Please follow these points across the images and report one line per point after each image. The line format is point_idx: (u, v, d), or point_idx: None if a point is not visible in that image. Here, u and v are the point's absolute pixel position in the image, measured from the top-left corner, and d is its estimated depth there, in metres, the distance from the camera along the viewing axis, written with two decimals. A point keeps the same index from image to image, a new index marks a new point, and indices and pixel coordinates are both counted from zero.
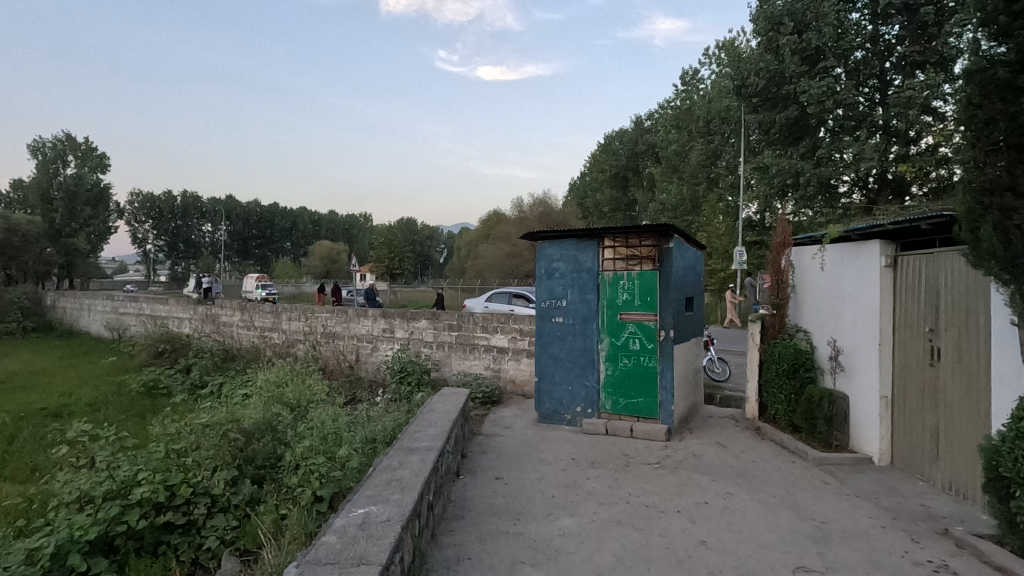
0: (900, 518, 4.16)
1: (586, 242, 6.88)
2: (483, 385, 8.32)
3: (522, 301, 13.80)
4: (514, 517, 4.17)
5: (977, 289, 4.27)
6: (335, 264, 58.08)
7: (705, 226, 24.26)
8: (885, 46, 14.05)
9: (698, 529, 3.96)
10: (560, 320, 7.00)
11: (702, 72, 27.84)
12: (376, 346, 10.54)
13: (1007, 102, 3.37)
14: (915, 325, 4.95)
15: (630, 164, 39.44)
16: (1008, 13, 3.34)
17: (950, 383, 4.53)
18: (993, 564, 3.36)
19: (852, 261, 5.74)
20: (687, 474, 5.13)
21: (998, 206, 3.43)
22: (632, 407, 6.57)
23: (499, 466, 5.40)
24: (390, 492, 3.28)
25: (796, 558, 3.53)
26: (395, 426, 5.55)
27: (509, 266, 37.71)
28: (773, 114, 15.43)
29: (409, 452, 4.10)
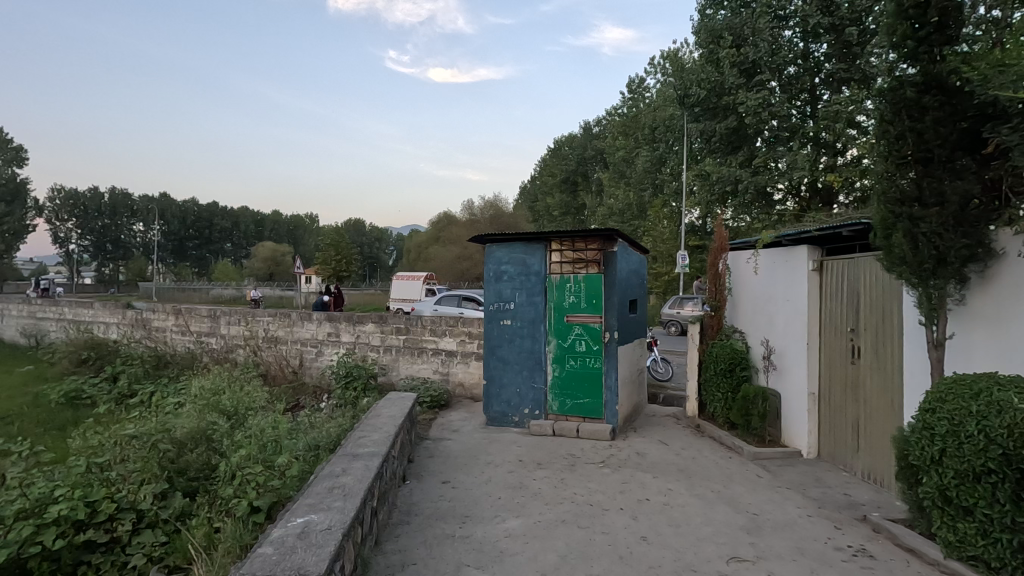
0: (824, 507, 4.43)
1: (533, 245, 6.94)
2: (431, 389, 8.25)
3: (472, 304, 13.79)
4: (461, 521, 4.16)
5: (891, 291, 4.59)
6: (278, 266, 56.08)
7: (650, 229, 24.96)
8: (814, 63, 14.91)
9: (639, 525, 4.08)
10: (508, 322, 7.03)
11: (647, 81, 28.72)
12: (321, 351, 10.26)
13: (914, 119, 3.65)
14: (839, 326, 5.28)
15: (580, 169, 40.19)
16: (915, 38, 3.64)
17: (868, 380, 4.86)
18: (904, 545, 3.64)
19: (783, 265, 6.06)
20: (631, 473, 5.26)
21: (907, 215, 3.73)
22: (579, 408, 6.69)
23: (447, 470, 5.37)
24: (332, 500, 3.21)
25: (730, 549, 3.69)
26: (340, 432, 5.42)
27: (460, 269, 37.68)
28: (714, 123, 16.10)
29: (354, 458, 4.03)
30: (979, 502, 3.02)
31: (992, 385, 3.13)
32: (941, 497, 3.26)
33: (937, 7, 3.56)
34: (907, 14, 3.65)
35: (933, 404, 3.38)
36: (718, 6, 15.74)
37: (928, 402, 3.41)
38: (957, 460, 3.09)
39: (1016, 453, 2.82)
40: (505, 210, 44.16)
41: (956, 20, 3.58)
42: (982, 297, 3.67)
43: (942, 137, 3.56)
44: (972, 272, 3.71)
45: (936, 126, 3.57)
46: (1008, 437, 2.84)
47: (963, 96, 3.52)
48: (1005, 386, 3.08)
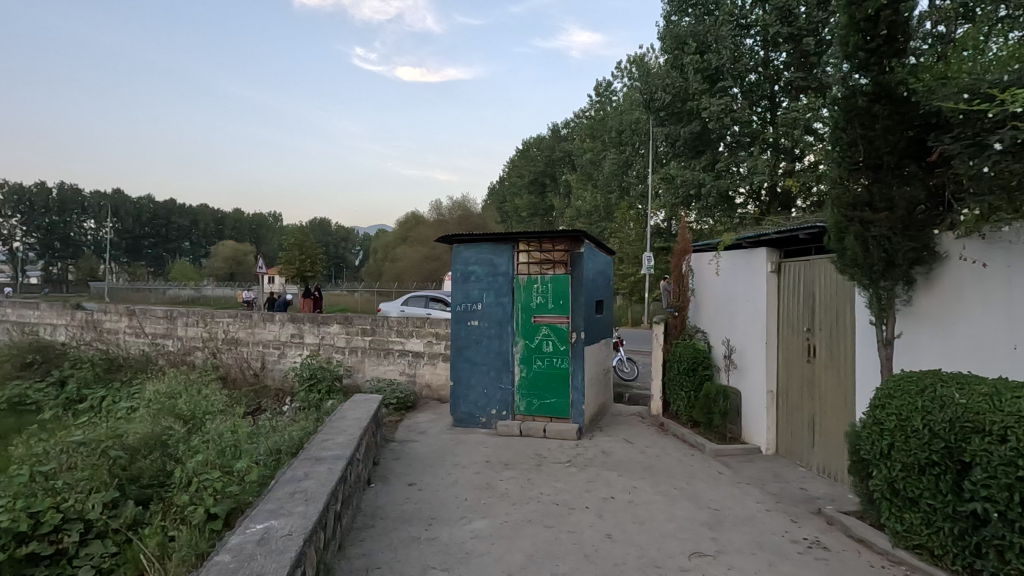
0: (782, 501, 4.57)
1: (501, 245, 6.94)
2: (397, 391, 8.16)
3: (439, 305, 13.70)
4: (427, 523, 4.12)
5: (844, 292, 4.77)
6: (239, 266, 54.59)
7: (617, 231, 25.32)
8: (774, 71, 15.34)
9: (604, 523, 4.12)
10: (475, 323, 7.01)
11: (614, 84, 29.10)
12: (284, 353, 10.03)
13: (865, 127, 3.80)
14: (796, 325, 5.46)
15: (548, 170, 40.40)
16: (866, 49, 3.79)
17: (823, 378, 5.04)
18: (856, 536, 3.79)
19: (743, 267, 6.23)
20: (597, 471, 5.32)
21: (859, 219, 3.89)
22: (546, 408, 6.72)
23: (413, 472, 5.32)
24: (293, 505, 3.14)
25: (692, 545, 3.77)
26: (303, 435, 5.30)
27: (428, 269, 37.46)
28: (678, 128, 16.44)
29: (317, 462, 3.94)
30: (924, 493, 3.16)
31: (936, 381, 3.29)
32: (890, 489, 3.40)
33: (886, 21, 3.70)
34: (859, 27, 3.80)
35: (883, 400, 3.52)
36: (682, 13, 16.07)
37: (878, 399, 3.56)
38: (904, 453, 3.24)
39: (957, 446, 2.96)
40: (473, 210, 44.07)
41: (904, 33, 3.74)
42: (928, 299, 3.87)
43: (890, 145, 3.72)
44: (918, 274, 3.90)
45: (886, 134, 3.72)
46: (951, 431, 2.98)
47: (910, 106, 3.68)
48: (948, 382, 3.24)
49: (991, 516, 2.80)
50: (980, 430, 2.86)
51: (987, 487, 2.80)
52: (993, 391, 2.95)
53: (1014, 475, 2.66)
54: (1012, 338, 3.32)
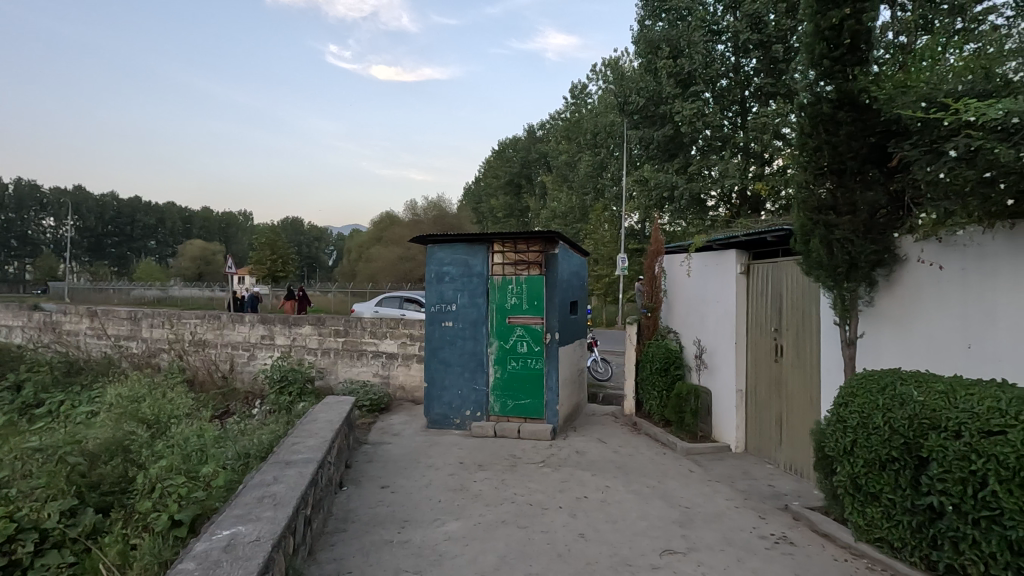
0: (751, 498, 4.67)
1: (475, 246, 6.93)
2: (371, 392, 8.06)
3: (414, 305, 13.61)
4: (400, 526, 4.09)
5: (810, 293, 4.90)
6: (208, 265, 53.29)
7: (592, 232, 25.50)
8: (744, 77, 15.63)
9: (578, 523, 4.14)
10: (449, 324, 6.98)
11: (589, 87, 29.34)
12: (253, 355, 9.81)
13: (830, 133, 3.91)
14: (764, 326, 5.59)
15: (524, 171, 40.45)
16: (830, 57, 3.91)
17: (790, 376, 5.17)
18: (821, 531, 3.90)
19: (714, 269, 6.34)
20: (570, 471, 5.35)
21: (823, 222, 4.01)
22: (520, 408, 6.73)
23: (386, 474, 5.27)
24: (261, 510, 3.07)
25: (663, 542, 3.82)
26: (272, 439, 5.20)
27: (403, 270, 37.16)
28: (652, 131, 16.68)
29: (286, 465, 3.87)
30: (885, 488, 3.27)
31: (896, 380, 3.41)
32: (853, 484, 3.51)
33: (849, 30, 3.83)
34: (824, 35, 3.91)
35: (846, 399, 3.63)
36: (655, 18, 16.23)
37: (842, 397, 3.66)
38: (866, 449, 3.35)
39: (915, 442, 3.06)
40: (449, 211, 43.91)
41: (867, 42, 3.87)
42: (888, 299, 4.00)
43: (853, 151, 3.84)
44: (879, 276, 4.04)
45: (849, 140, 3.83)
46: (909, 428, 3.09)
47: (872, 113, 3.80)
48: (908, 380, 3.35)
49: (947, 509, 2.91)
50: (936, 427, 2.97)
51: (943, 481, 2.90)
52: (949, 389, 3.07)
53: (967, 469, 2.77)
54: (966, 337, 3.47)
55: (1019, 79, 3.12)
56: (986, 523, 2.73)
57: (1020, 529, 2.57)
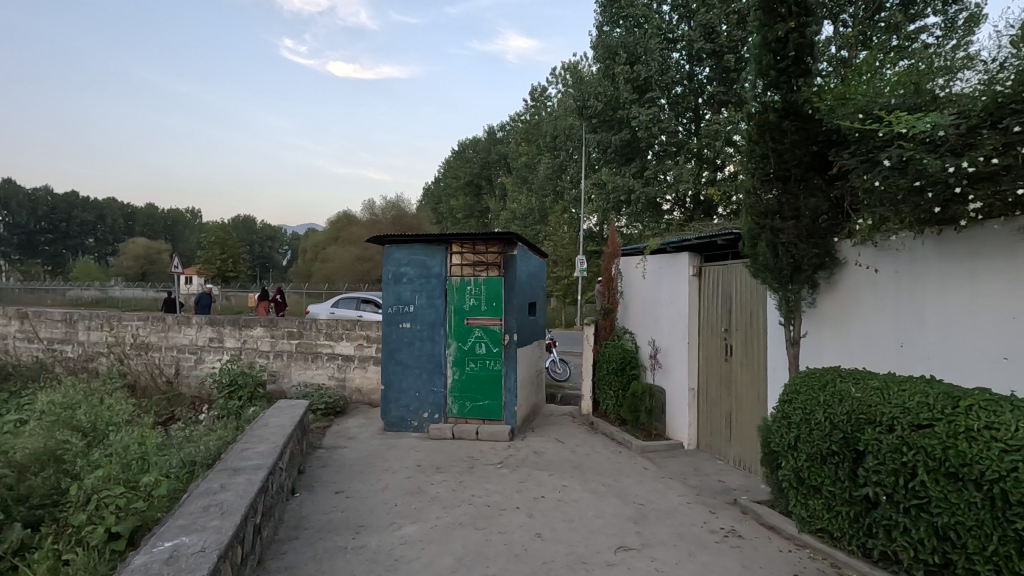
0: (702, 493, 4.81)
1: (433, 247, 6.87)
2: (326, 396, 7.88)
3: (371, 306, 13.39)
4: (355, 531, 4.01)
5: (757, 294, 5.10)
6: (153, 264, 50.84)
7: (551, 234, 25.71)
8: (698, 85, 16.07)
9: (535, 522, 4.17)
10: (407, 325, 6.89)
11: (549, 90, 29.59)
12: (201, 358, 9.43)
13: (775, 141, 4.07)
14: (715, 326, 5.77)
15: (484, 172, 40.32)
16: (776, 68, 4.08)
17: (739, 375, 5.36)
18: (767, 523, 4.05)
19: (668, 271, 6.50)
20: (528, 472, 5.38)
21: (770, 227, 4.18)
22: (479, 410, 6.72)
23: (340, 479, 5.16)
24: (207, 519, 2.95)
25: (618, 539, 3.89)
26: (220, 445, 5.01)
27: (360, 270, 36.49)
28: (609, 135, 16.99)
29: (235, 472, 3.73)
30: (825, 481, 3.44)
31: (835, 377, 3.59)
32: (797, 478, 3.68)
33: (794, 43, 4.01)
34: (771, 47, 4.07)
35: (790, 396, 3.80)
36: (614, 24, 16.61)
37: (787, 394, 3.82)
38: (808, 444, 3.51)
39: (853, 436, 3.23)
40: (408, 211, 43.42)
41: (810, 55, 4.05)
42: (829, 300, 4.21)
43: (797, 158, 4.01)
44: (821, 279, 4.25)
45: (793, 148, 4.00)
46: (848, 423, 3.25)
47: (814, 123, 3.96)
48: (846, 377, 3.54)
49: (882, 499, 3.07)
50: (872, 421, 3.13)
51: (878, 473, 3.07)
52: (883, 385, 3.25)
53: (900, 461, 2.93)
54: (898, 337, 3.71)
55: (946, 94, 3.27)
56: (916, 510, 2.90)
57: (944, 515, 2.74)
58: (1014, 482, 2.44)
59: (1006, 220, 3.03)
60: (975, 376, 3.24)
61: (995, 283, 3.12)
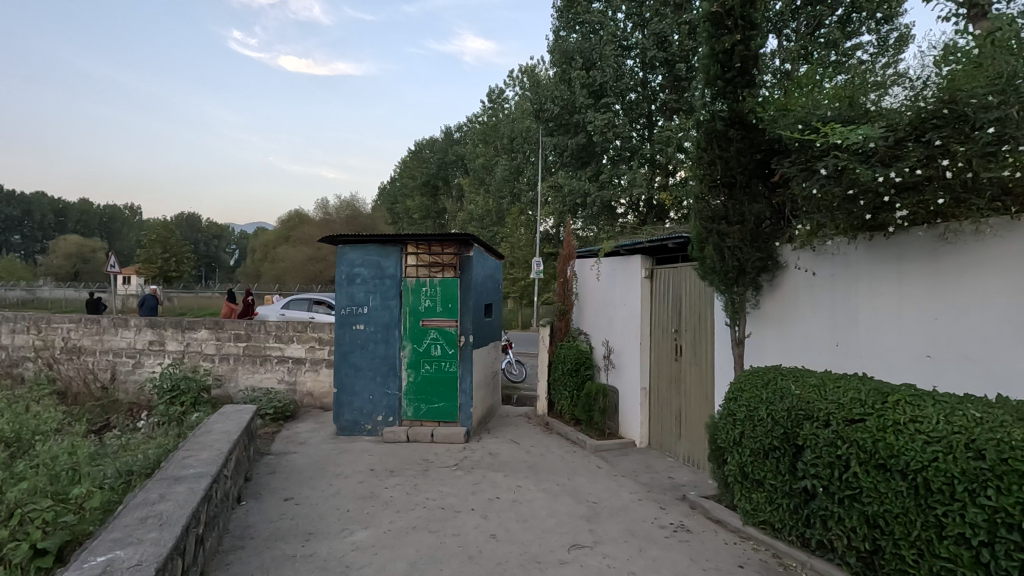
0: (653, 490, 4.93)
1: (388, 247, 6.78)
2: (275, 400, 7.63)
3: (323, 308, 13.06)
4: (304, 538, 3.90)
5: (705, 296, 5.28)
6: (87, 263, 47.96)
7: (508, 236, 25.79)
8: (651, 92, 16.32)
9: (489, 523, 4.17)
10: (361, 327, 6.77)
11: (506, 92, 29.70)
12: (139, 362, 8.96)
13: (722, 149, 4.24)
14: (666, 327, 5.93)
15: (441, 173, 40.02)
16: (723, 78, 4.23)
17: (688, 374, 5.53)
18: (713, 517, 4.19)
19: (621, 273, 6.64)
20: (483, 473, 5.37)
21: (717, 232, 4.34)
22: (434, 412, 6.67)
23: (289, 486, 5.01)
24: (144, 531, 2.81)
25: (571, 537, 3.94)
26: (160, 454, 4.77)
27: (312, 270, 35.58)
28: (566, 139, 17.39)
29: (175, 481, 3.57)
30: (768, 475, 3.60)
31: (776, 375, 3.77)
32: (742, 473, 3.84)
33: (739, 55, 4.18)
34: (718, 59, 4.23)
35: (736, 393, 3.95)
36: (570, 29, 16.87)
37: (732, 392, 3.97)
38: (753, 440, 3.67)
39: (792, 431, 3.39)
40: (363, 211, 42.63)
41: (754, 67, 4.22)
42: (771, 302, 4.41)
43: (741, 166, 4.18)
44: (764, 281, 4.44)
45: (738, 156, 4.17)
46: (788, 419, 3.41)
47: (758, 132, 4.14)
48: (786, 375, 3.71)
49: (818, 491, 3.24)
50: (809, 417, 3.30)
51: (815, 466, 3.23)
52: (820, 382, 3.43)
53: (834, 454, 3.09)
54: (834, 336, 3.92)
55: (877, 108, 3.46)
56: (848, 501, 3.06)
57: (874, 504, 2.91)
58: (934, 471, 2.60)
59: (928, 227, 3.25)
60: (901, 372, 3.45)
61: (919, 285, 3.34)
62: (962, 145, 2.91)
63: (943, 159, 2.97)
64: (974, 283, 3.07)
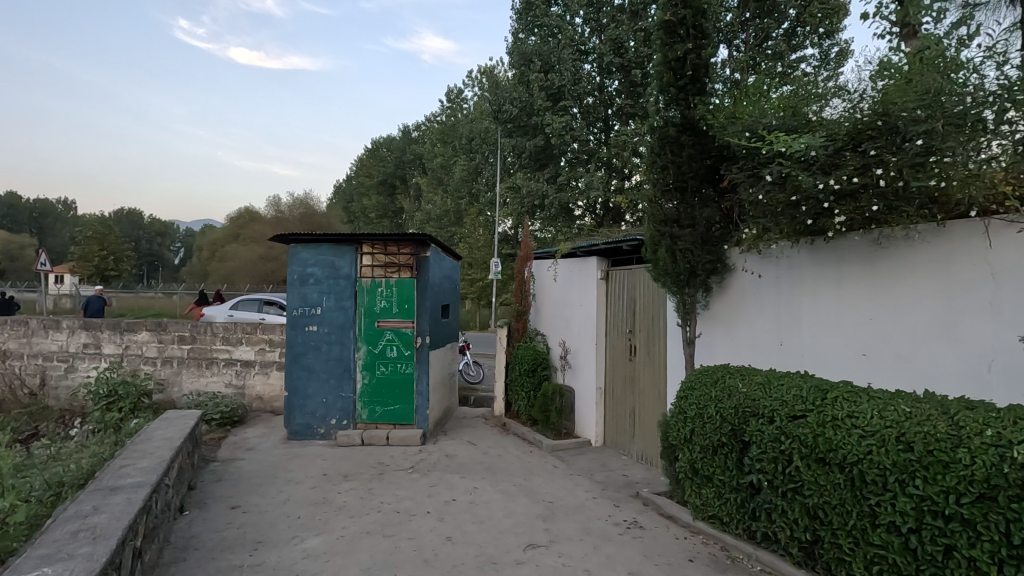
0: (607, 488, 5.01)
1: (343, 247, 6.63)
2: (222, 405, 7.34)
3: (274, 309, 12.67)
4: (252, 547, 3.77)
5: (658, 297, 5.41)
6: (14, 261, 44.77)
7: (466, 236, 25.68)
8: (608, 97, 16.57)
9: (445, 526, 4.14)
10: (314, 328, 6.59)
11: (465, 93, 29.61)
12: (73, 366, 8.44)
13: (674, 154, 4.36)
14: (620, 327, 6.05)
15: (398, 172, 39.46)
16: (676, 85, 4.35)
17: (642, 374, 5.65)
18: (665, 513, 4.30)
19: (578, 275, 6.72)
20: (439, 475, 5.33)
21: (669, 234, 4.46)
22: (389, 414, 6.57)
23: (237, 493, 4.82)
24: (75, 546, 2.65)
25: (527, 537, 3.95)
26: (94, 463, 4.50)
27: (264, 270, 34.47)
28: (524, 140, 17.48)
29: (111, 492, 3.38)
30: (716, 470, 3.72)
31: (725, 373, 3.90)
32: (692, 469, 3.96)
33: (690, 63, 4.31)
34: (671, 66, 4.34)
35: (686, 392, 4.06)
36: (529, 32, 16.99)
37: (683, 391, 4.07)
38: (702, 437, 3.79)
39: (739, 428, 3.52)
40: (317, 209, 41.61)
41: (705, 75, 4.36)
42: (720, 303, 4.57)
43: (692, 171, 4.32)
44: (713, 283, 4.60)
45: (689, 162, 4.30)
46: (735, 416, 3.53)
47: (708, 139, 4.27)
48: (734, 373, 3.85)
49: (764, 485, 3.37)
50: (755, 414, 3.42)
51: (760, 461, 3.36)
52: (765, 381, 3.57)
53: (778, 449, 3.22)
54: (779, 336, 4.08)
55: (818, 118, 3.63)
56: (791, 494, 3.20)
57: (814, 496, 3.04)
58: (869, 463, 2.74)
59: (864, 232, 3.44)
60: (840, 371, 3.63)
61: (858, 288, 3.52)
62: (895, 156, 3.07)
63: (878, 168, 3.13)
64: (906, 286, 3.26)
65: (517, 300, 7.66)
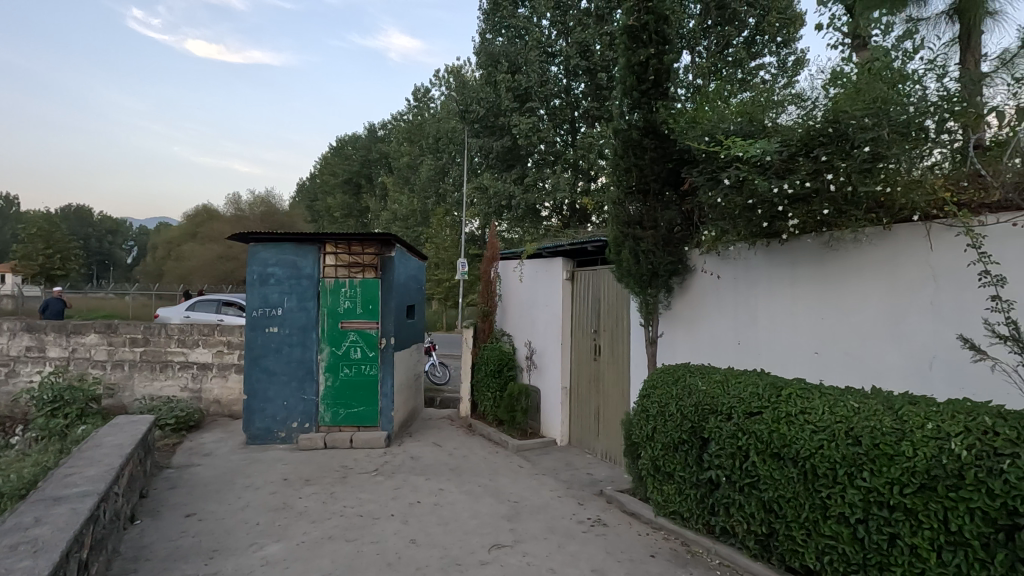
0: (572, 487, 5.06)
1: (304, 247, 6.49)
2: (177, 409, 7.09)
3: (234, 309, 12.31)
4: (208, 556, 3.66)
5: (622, 298, 5.50)
6: None
7: (433, 237, 25.54)
8: (574, 99, 16.71)
9: (409, 529, 4.10)
10: (274, 330, 6.43)
11: (432, 92, 29.41)
12: (14, 371, 7.99)
13: (636, 157, 4.43)
14: (585, 327, 6.12)
15: (363, 171, 38.91)
16: (638, 89, 4.42)
17: (606, 373, 5.73)
18: (628, 510, 4.36)
19: (543, 275, 6.75)
20: (404, 478, 5.27)
21: (632, 236, 4.54)
22: (353, 417, 6.47)
23: (192, 500, 4.67)
24: (13, 560, 2.51)
25: (492, 538, 3.95)
26: (36, 472, 4.28)
27: (223, 270, 33.48)
28: (491, 141, 17.47)
29: (55, 502, 3.22)
30: (677, 467, 3.80)
31: (685, 372, 3.99)
32: (654, 466, 4.03)
33: (653, 68, 4.39)
34: (634, 70, 4.41)
35: (649, 390, 4.12)
36: (496, 32, 17.01)
37: (646, 389, 4.14)
38: (664, 435, 3.86)
39: (699, 425, 3.60)
40: (279, 207, 40.64)
41: (667, 80, 4.44)
42: (681, 303, 4.67)
43: (655, 174, 4.40)
44: (675, 283, 4.69)
45: (652, 165, 4.39)
46: (695, 413, 3.62)
47: (670, 143, 4.36)
48: (695, 372, 3.94)
49: (722, 480, 3.46)
50: (714, 411, 3.51)
51: (719, 457, 3.45)
52: (723, 379, 3.66)
53: (736, 445, 3.32)
54: (737, 335, 4.20)
55: (774, 124, 3.74)
56: (748, 488, 3.30)
57: (770, 490, 3.14)
58: (820, 457, 2.85)
59: (816, 234, 3.57)
60: (794, 368, 3.76)
61: (810, 288, 3.66)
62: (844, 161, 3.19)
63: (828, 174, 3.25)
64: (856, 286, 3.40)
65: (483, 300, 7.64)
